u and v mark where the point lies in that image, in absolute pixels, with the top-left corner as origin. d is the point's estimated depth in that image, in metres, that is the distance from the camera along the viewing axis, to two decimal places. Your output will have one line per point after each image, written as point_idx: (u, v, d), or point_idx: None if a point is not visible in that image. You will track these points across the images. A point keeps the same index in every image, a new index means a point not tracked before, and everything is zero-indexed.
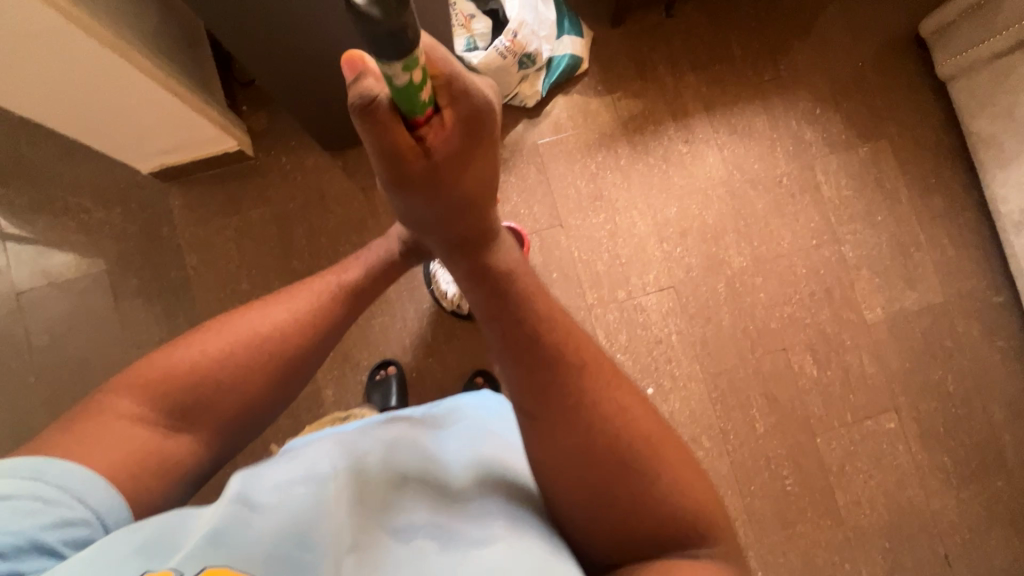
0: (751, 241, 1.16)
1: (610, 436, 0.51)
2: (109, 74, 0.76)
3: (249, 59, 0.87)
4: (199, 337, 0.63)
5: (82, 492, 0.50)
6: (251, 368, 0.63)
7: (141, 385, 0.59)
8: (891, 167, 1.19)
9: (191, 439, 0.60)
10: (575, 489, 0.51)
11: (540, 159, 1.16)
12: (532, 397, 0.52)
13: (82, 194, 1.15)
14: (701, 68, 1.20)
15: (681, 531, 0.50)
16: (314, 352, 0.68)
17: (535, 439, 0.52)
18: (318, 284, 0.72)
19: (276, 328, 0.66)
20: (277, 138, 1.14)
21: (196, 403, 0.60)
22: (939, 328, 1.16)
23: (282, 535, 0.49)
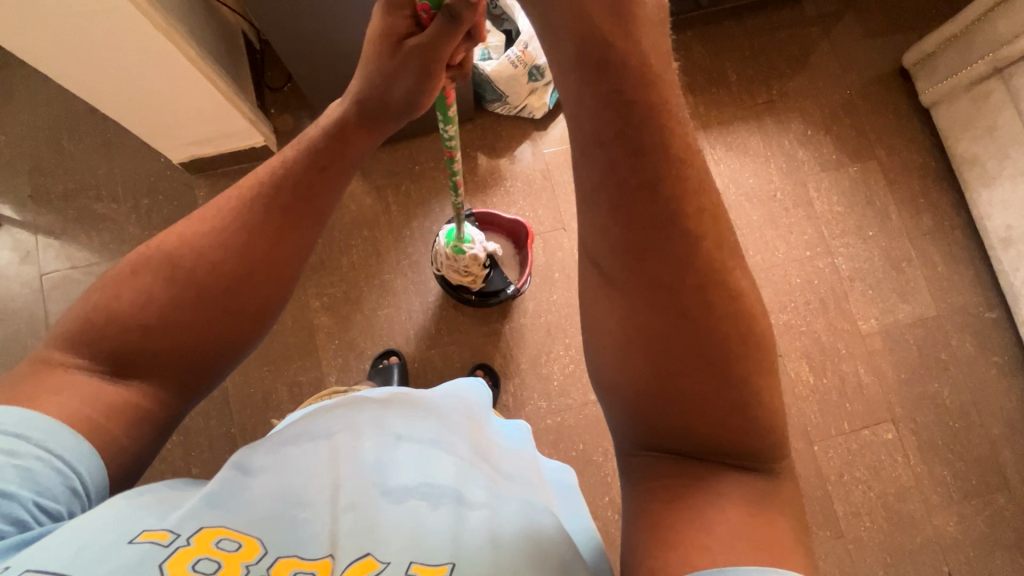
0: (746, 250, 1.20)
1: (703, 318, 0.40)
2: (156, 56, 0.84)
3: (289, 59, 0.95)
4: (119, 277, 0.50)
5: (50, 445, 0.43)
6: (189, 297, 0.49)
7: (77, 334, 0.48)
8: (880, 186, 1.24)
9: (137, 386, 0.48)
10: (647, 367, 0.41)
11: (546, 166, 1.23)
12: (628, 250, 0.41)
13: (114, 186, 1.23)
14: (699, 91, 1.28)
15: (755, 442, 0.41)
16: (253, 272, 0.52)
17: (614, 303, 0.42)
18: (260, 179, 0.55)
19: (207, 246, 0.51)
20: (301, 138, 1.22)
21: (132, 345, 0.48)
22: (934, 341, 1.18)
23: (277, 493, 0.45)
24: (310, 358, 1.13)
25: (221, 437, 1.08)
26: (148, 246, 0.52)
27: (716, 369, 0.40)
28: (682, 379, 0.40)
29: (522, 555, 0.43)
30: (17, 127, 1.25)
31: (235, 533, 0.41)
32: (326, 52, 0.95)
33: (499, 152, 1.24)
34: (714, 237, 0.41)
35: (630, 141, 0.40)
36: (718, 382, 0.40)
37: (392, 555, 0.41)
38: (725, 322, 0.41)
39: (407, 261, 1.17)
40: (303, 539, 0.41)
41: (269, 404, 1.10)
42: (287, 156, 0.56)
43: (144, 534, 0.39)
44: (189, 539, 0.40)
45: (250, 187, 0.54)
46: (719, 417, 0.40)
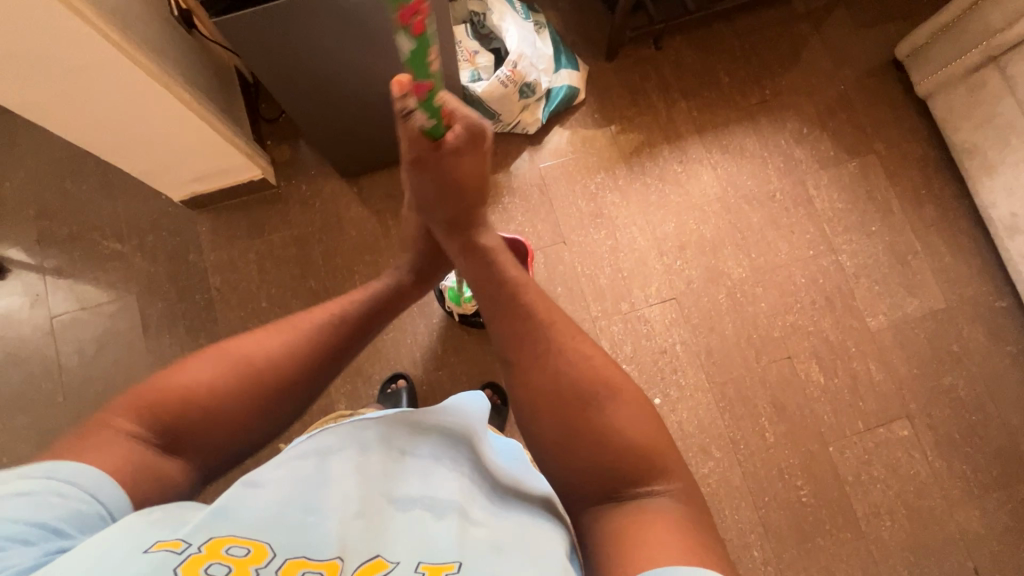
0: (749, 253, 1.20)
1: (563, 377, 0.58)
2: (151, 101, 0.85)
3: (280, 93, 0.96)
4: (198, 362, 0.61)
5: (98, 493, 0.48)
6: (253, 405, 0.61)
7: (140, 404, 0.56)
8: (881, 181, 1.23)
9: (182, 466, 0.57)
10: (548, 421, 0.57)
11: (543, 181, 1.23)
12: (511, 346, 0.62)
13: (118, 226, 1.24)
14: (692, 95, 1.28)
15: (643, 461, 0.54)
16: (305, 390, 0.66)
17: (517, 383, 0.60)
18: (322, 315, 0.72)
19: (275, 364, 0.64)
20: (298, 168, 1.23)
21: (192, 433, 0.57)
22: (945, 333, 1.16)
23: (288, 501, 0.47)
24: None
25: (235, 469, 1.08)
26: (227, 347, 0.64)
27: (586, 410, 0.56)
28: (574, 427, 0.56)
29: (521, 552, 0.46)
30: (21, 175, 1.27)
31: (243, 540, 0.43)
32: (317, 83, 0.95)
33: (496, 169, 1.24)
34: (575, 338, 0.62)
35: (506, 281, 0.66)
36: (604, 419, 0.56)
37: (398, 556, 0.43)
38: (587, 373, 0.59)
39: None
40: (313, 542, 0.44)
41: (280, 434, 1.10)
42: (355, 302, 0.77)
43: (157, 545, 0.41)
44: (200, 547, 0.41)
45: (315, 325, 0.70)
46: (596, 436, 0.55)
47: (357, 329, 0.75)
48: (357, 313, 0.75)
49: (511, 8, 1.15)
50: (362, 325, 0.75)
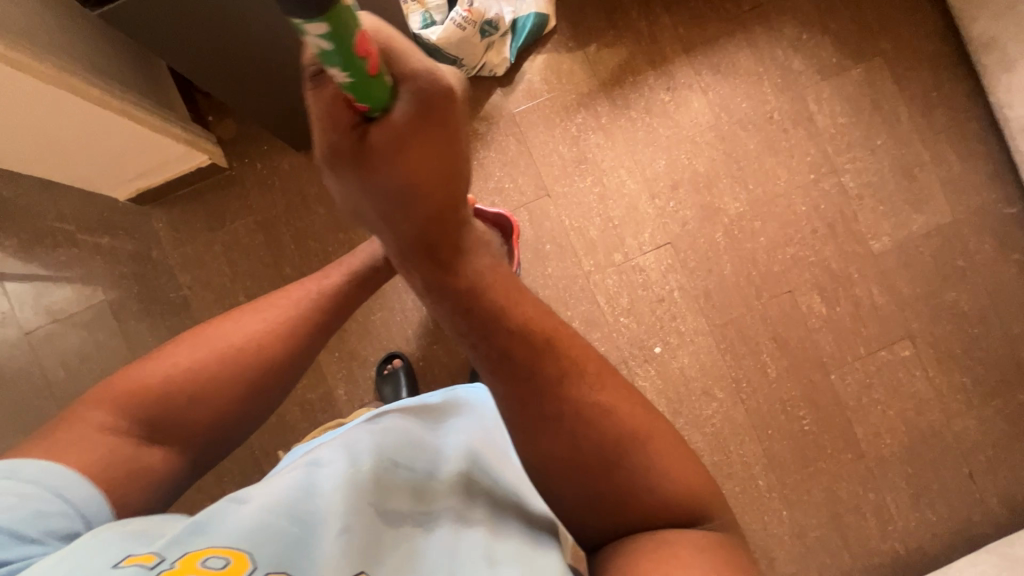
0: (746, 184, 1.12)
1: (586, 439, 0.52)
2: (61, 108, 0.74)
3: (207, 78, 0.84)
4: (175, 349, 0.62)
5: (61, 491, 0.50)
6: (230, 383, 0.62)
7: (119, 398, 0.58)
8: (888, 87, 1.12)
9: (163, 454, 0.58)
10: (570, 482, 0.52)
11: (519, 129, 1.12)
12: (517, 412, 0.52)
13: (66, 228, 1.14)
14: (676, 7, 1.13)
15: (676, 508, 0.52)
16: (289, 362, 0.66)
17: (526, 441, 0.53)
18: (298, 291, 0.71)
19: (252, 340, 0.64)
20: (249, 143, 1.12)
21: (169, 416, 0.58)
22: (951, 248, 1.12)
23: (272, 511, 0.47)
24: (313, 375, 1.10)
25: (245, 465, 1.08)
26: (202, 328, 0.65)
27: (608, 474, 0.52)
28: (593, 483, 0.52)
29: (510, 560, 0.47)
30: None
31: (221, 551, 0.44)
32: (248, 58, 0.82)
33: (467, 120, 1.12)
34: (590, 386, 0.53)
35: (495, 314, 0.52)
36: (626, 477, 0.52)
37: None
38: (607, 422, 0.53)
39: None
40: (295, 557, 0.45)
41: (284, 426, 1.09)
42: (333, 277, 0.75)
43: (129, 559, 0.43)
44: (174, 562, 0.43)
45: (293, 299, 0.69)
46: (624, 497, 0.52)
47: (338, 305, 0.73)
48: (336, 286, 0.73)
49: None
50: (339, 299, 0.73)
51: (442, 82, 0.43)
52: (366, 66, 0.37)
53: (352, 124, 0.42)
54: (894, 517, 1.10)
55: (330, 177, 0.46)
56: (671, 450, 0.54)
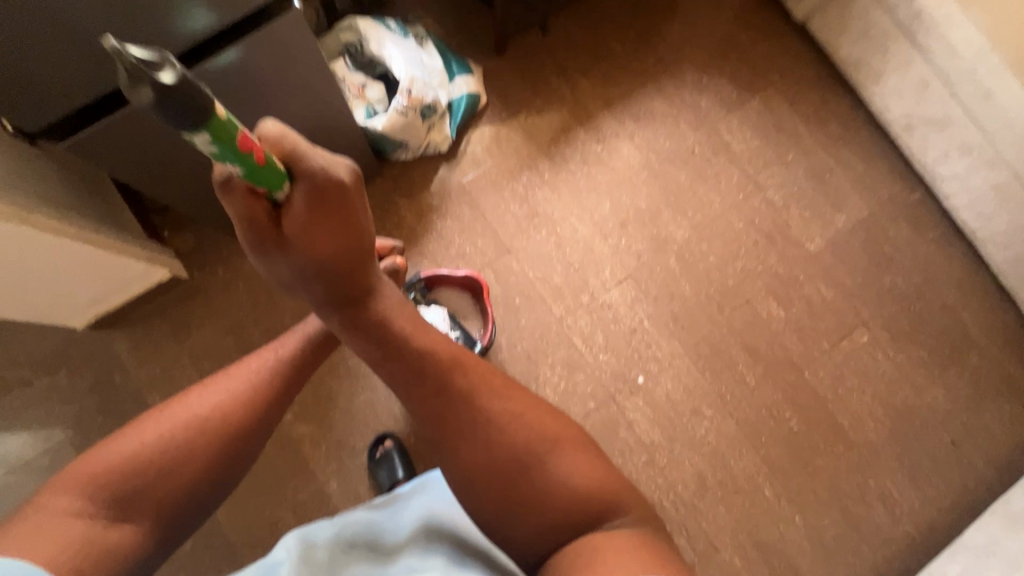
0: (686, 212, 1.22)
1: (498, 444, 0.57)
2: (21, 243, 0.75)
3: (163, 187, 0.86)
4: (139, 425, 0.59)
5: None
6: (196, 451, 0.59)
7: (83, 480, 0.54)
8: (785, 110, 1.28)
9: (131, 534, 0.54)
10: (491, 493, 0.56)
11: (470, 196, 1.19)
12: (434, 427, 0.58)
13: (16, 368, 1.08)
14: (590, 71, 1.26)
15: (592, 504, 0.55)
16: (254, 428, 0.63)
17: (444, 456, 0.58)
18: (260, 359, 0.68)
19: (217, 408, 0.61)
20: (210, 251, 1.13)
21: (136, 490, 0.55)
22: (876, 238, 1.24)
23: None
24: (303, 473, 1.06)
25: None
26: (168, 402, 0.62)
27: (523, 474, 0.56)
28: (511, 489, 0.56)
29: None
30: None
31: None
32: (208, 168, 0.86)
33: (419, 195, 1.18)
34: (500, 398, 0.59)
35: (401, 350, 0.58)
36: (542, 481, 0.56)
37: None
38: (519, 430, 0.57)
39: None
40: None
41: (278, 535, 1.03)
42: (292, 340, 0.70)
43: None
44: None
45: (255, 364, 0.67)
46: (542, 499, 0.55)
47: (299, 369, 0.69)
48: (296, 349, 0.70)
49: (386, 30, 1.07)
50: (302, 364, 0.69)
51: (336, 176, 0.51)
52: (254, 158, 0.42)
53: (265, 211, 0.50)
54: (898, 500, 1.13)
55: (260, 262, 0.54)
56: (577, 452, 0.58)
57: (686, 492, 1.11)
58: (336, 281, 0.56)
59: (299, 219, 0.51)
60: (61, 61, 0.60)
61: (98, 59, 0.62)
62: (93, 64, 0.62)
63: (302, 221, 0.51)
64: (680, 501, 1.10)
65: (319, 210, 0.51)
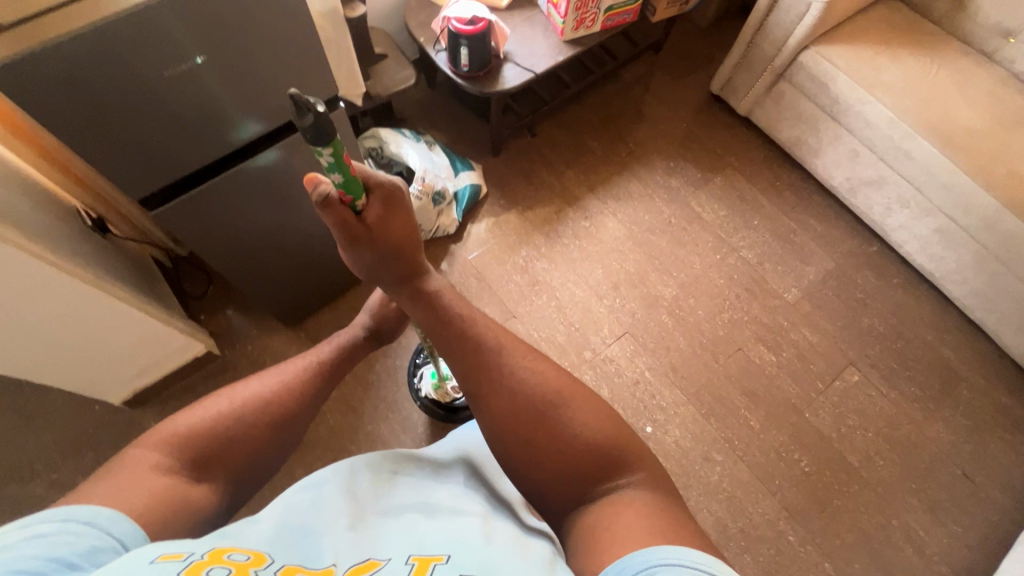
0: (671, 273, 1.35)
1: (517, 394, 0.61)
2: (91, 306, 0.86)
3: (226, 265, 0.97)
4: (209, 400, 0.63)
5: (113, 533, 0.43)
6: (264, 426, 0.64)
7: (170, 439, 0.56)
8: (744, 185, 1.48)
9: (208, 490, 0.56)
10: (514, 440, 0.60)
11: (476, 269, 1.33)
12: (467, 381, 0.64)
13: (46, 452, 1.11)
14: (573, 163, 1.48)
15: (605, 456, 0.58)
16: (303, 415, 0.70)
17: (476, 411, 0.63)
18: (301, 361, 0.76)
19: (277, 392, 0.68)
20: (241, 331, 1.23)
21: (213, 455, 0.59)
22: (846, 286, 1.36)
23: (279, 524, 0.44)
24: None
25: None
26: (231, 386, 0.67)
27: (540, 422, 0.60)
28: (530, 436, 0.60)
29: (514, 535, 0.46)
30: None
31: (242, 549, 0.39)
32: (261, 247, 0.99)
33: (431, 271, 1.32)
34: (519, 354, 0.64)
35: (448, 319, 0.65)
36: (558, 430, 0.59)
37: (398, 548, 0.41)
38: (538, 384, 0.62)
39: (384, 404, 1.17)
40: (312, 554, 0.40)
41: None
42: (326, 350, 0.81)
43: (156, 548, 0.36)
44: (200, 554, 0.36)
45: (300, 364, 0.75)
46: (556, 445, 0.59)
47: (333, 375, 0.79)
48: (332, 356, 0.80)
49: (402, 136, 1.30)
50: (336, 370, 0.79)
51: (399, 181, 0.61)
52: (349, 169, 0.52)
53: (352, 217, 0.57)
54: (925, 538, 1.11)
55: (347, 253, 0.62)
56: (591, 406, 0.61)
57: (709, 542, 1.09)
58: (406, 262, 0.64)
59: (378, 216, 0.59)
60: (139, 170, 0.72)
61: (163, 166, 0.74)
62: (156, 176, 0.75)
63: (377, 221, 0.59)
64: None
65: (391, 209, 0.60)
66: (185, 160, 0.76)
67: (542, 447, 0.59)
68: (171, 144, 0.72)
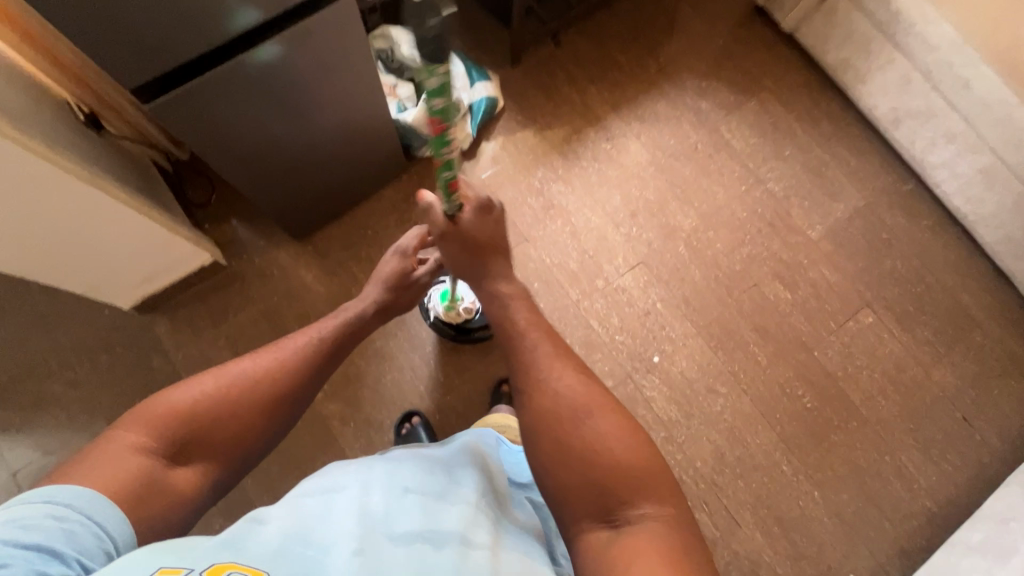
0: (692, 203, 1.29)
1: (555, 404, 0.64)
2: (94, 209, 0.83)
3: (233, 169, 0.92)
4: (201, 377, 0.62)
5: (91, 512, 0.47)
6: (253, 407, 0.62)
7: (151, 421, 0.56)
8: (779, 111, 1.37)
9: (190, 472, 0.57)
10: (547, 448, 0.63)
11: (489, 189, 1.27)
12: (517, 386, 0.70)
13: (61, 352, 1.12)
14: (598, 79, 1.38)
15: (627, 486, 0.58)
16: (301, 392, 0.67)
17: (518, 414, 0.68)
18: (308, 334, 0.73)
19: (272, 371, 0.66)
20: (246, 243, 1.20)
21: (197, 437, 0.58)
22: (874, 225, 1.30)
23: (286, 535, 0.44)
24: (332, 449, 1.09)
25: None
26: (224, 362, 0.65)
27: (573, 435, 0.62)
28: (562, 447, 0.62)
29: None
30: None
31: (246, 567, 0.41)
32: (269, 151, 0.93)
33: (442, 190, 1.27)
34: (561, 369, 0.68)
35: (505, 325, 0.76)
36: (586, 445, 0.61)
37: None
38: (576, 400, 0.65)
39: (393, 322, 1.16)
40: None
41: None
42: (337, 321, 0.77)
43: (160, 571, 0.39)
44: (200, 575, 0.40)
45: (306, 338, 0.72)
46: (584, 462, 0.60)
47: (340, 347, 0.75)
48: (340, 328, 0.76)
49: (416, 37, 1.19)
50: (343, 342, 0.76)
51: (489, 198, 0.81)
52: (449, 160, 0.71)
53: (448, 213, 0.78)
54: (914, 475, 1.15)
55: (442, 248, 0.82)
56: (624, 433, 0.62)
57: (706, 468, 1.13)
58: (480, 258, 0.80)
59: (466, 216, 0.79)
60: (135, 52, 0.66)
61: (156, 53, 0.67)
62: (148, 63, 0.68)
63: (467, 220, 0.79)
64: (700, 478, 1.12)
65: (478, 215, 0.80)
66: (186, 45, 0.69)
67: (574, 462, 0.61)
68: (167, 25, 0.65)
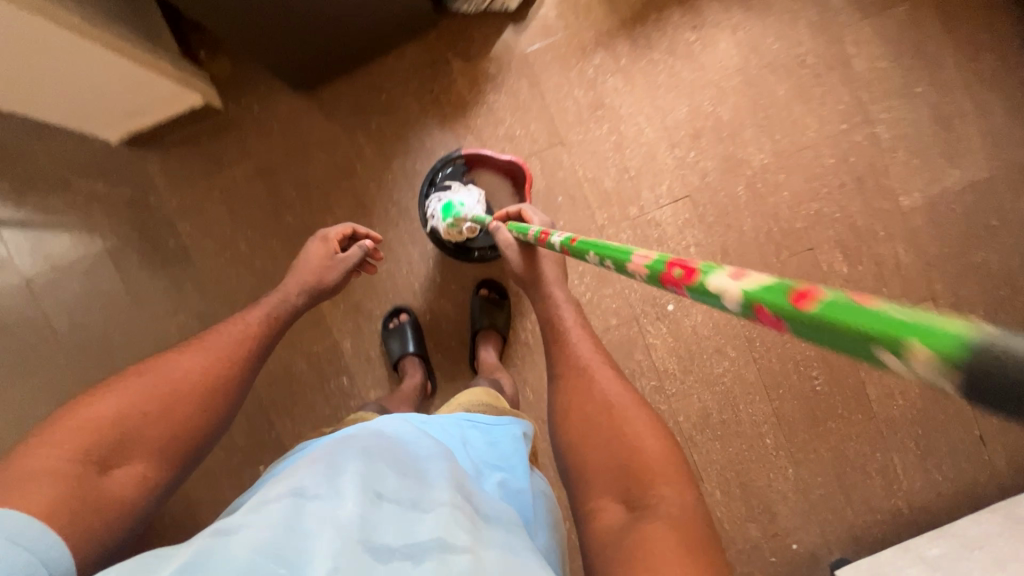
0: (772, 134, 1.05)
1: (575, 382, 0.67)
2: (36, 33, 0.74)
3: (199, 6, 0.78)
4: (123, 384, 0.60)
5: (20, 537, 0.45)
6: (186, 403, 0.62)
7: (69, 437, 0.54)
8: (930, 31, 1.05)
9: (127, 475, 0.56)
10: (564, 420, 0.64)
11: (532, 70, 1.06)
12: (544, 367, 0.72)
13: (59, 169, 1.08)
14: None
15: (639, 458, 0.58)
16: (237, 382, 0.67)
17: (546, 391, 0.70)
18: (236, 325, 0.72)
19: (201, 370, 0.64)
20: (248, 85, 1.06)
21: (127, 441, 0.57)
22: (986, 206, 1.06)
23: (255, 548, 0.40)
24: (319, 327, 1.08)
25: (255, 416, 1.08)
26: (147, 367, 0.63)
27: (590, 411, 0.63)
28: (578, 422, 0.63)
29: None
30: None
31: None
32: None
33: (476, 60, 1.06)
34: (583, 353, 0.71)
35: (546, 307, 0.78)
36: (603, 420, 0.62)
37: None
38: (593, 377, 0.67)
39: (396, 210, 1.07)
40: None
41: (292, 378, 1.08)
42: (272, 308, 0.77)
43: None
44: None
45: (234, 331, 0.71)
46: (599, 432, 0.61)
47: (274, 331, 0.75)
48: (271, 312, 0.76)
49: None
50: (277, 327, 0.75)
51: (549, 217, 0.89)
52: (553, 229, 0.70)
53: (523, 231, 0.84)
54: (899, 477, 1.11)
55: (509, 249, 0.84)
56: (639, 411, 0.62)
57: (687, 424, 1.10)
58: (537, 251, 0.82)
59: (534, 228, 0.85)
60: None
61: None
62: None
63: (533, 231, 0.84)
64: (678, 431, 1.10)
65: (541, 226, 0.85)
66: None
67: (591, 437, 0.61)
68: None
